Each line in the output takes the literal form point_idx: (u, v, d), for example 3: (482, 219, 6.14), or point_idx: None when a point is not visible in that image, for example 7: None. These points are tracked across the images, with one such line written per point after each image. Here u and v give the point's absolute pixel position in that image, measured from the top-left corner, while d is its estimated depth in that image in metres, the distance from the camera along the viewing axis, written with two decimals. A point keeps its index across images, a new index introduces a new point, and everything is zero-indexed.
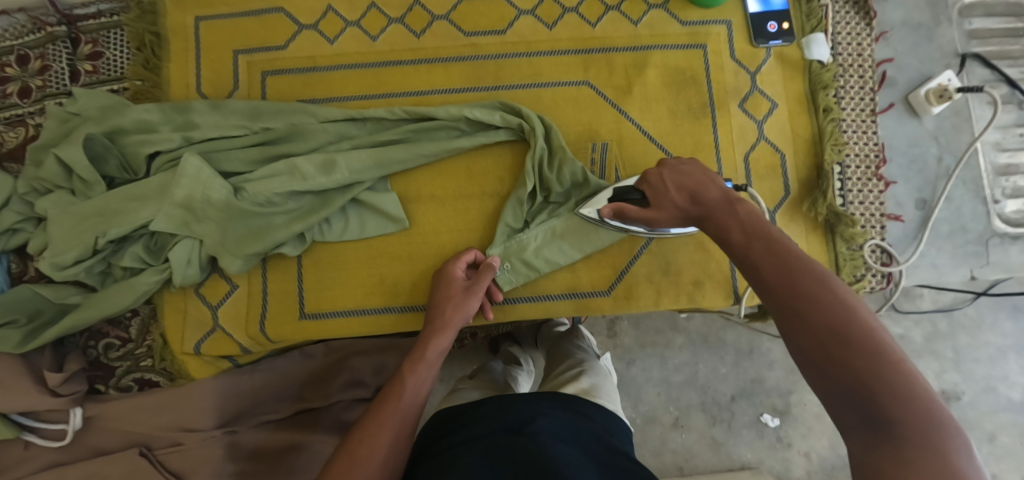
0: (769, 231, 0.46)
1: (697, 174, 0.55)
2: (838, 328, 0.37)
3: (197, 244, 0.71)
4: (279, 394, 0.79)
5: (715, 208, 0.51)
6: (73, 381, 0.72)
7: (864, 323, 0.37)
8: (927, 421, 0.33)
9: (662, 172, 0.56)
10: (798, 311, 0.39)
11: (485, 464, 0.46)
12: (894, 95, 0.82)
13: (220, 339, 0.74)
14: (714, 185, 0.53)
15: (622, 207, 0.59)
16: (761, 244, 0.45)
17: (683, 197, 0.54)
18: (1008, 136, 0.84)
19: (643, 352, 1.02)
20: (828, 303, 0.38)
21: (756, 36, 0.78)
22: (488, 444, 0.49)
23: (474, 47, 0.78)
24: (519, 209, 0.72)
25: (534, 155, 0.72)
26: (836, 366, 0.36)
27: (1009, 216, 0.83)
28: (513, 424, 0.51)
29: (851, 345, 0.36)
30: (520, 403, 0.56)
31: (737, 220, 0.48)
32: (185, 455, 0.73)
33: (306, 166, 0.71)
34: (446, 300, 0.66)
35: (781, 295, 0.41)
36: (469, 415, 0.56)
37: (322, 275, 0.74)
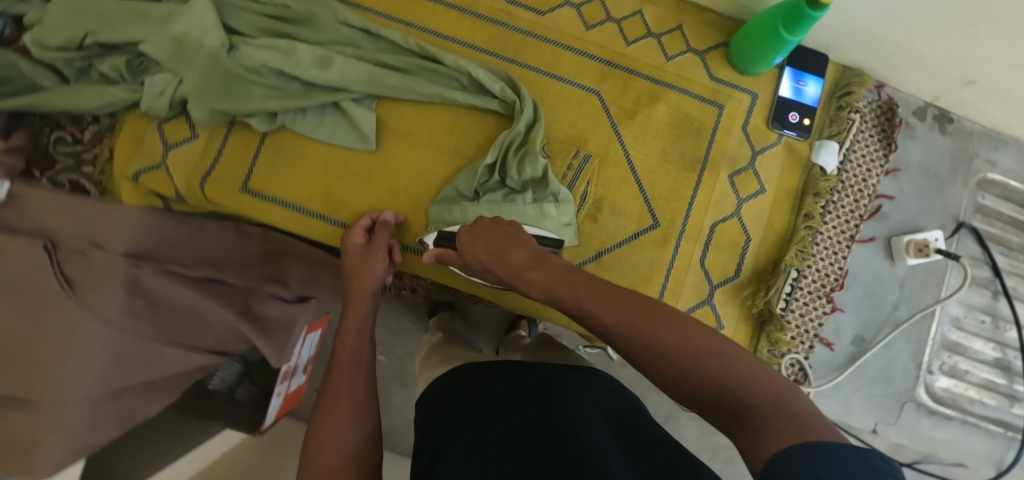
0: (582, 278, 0.50)
1: (505, 233, 0.57)
2: (687, 349, 0.41)
3: (175, 80, 0.72)
4: (196, 253, 0.82)
5: (529, 267, 0.53)
6: (13, 154, 0.74)
7: (699, 334, 0.42)
8: (777, 395, 0.37)
9: (475, 230, 0.59)
10: (645, 344, 0.43)
11: (499, 433, 0.48)
12: (879, 230, 0.82)
13: (160, 176, 0.75)
14: (521, 245, 0.55)
15: (441, 254, 0.63)
16: (586, 293, 0.48)
17: (492, 255, 0.56)
18: (970, 317, 0.83)
19: None
20: (667, 329, 0.42)
21: (774, 119, 0.78)
22: (500, 408, 0.52)
23: (509, 15, 0.78)
24: (472, 179, 0.73)
25: (509, 134, 0.72)
26: (695, 378, 0.40)
27: (936, 390, 0.82)
28: (536, 388, 0.53)
29: (697, 357, 0.40)
30: (542, 370, 0.57)
31: (554, 277, 0.51)
32: (83, 266, 0.73)
33: (304, 55, 0.72)
34: (351, 271, 0.69)
35: (626, 336, 0.44)
36: (476, 386, 0.59)
37: (278, 160, 0.75)
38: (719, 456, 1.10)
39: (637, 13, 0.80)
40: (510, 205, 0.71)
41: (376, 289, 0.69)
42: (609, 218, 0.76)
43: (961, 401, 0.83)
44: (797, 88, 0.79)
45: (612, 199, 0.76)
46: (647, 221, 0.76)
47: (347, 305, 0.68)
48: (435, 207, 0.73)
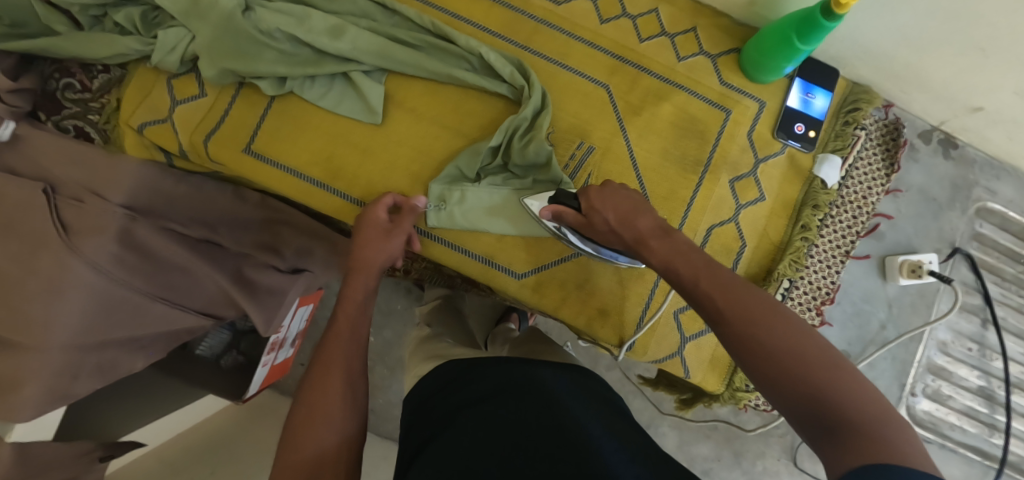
0: (708, 259, 0.49)
1: (635, 200, 0.56)
2: (799, 353, 0.40)
3: (188, 36, 0.73)
4: (193, 213, 0.82)
5: (653, 238, 0.52)
6: (19, 96, 0.74)
7: (815, 343, 0.41)
8: (884, 425, 0.36)
9: (604, 191, 0.57)
10: (754, 335, 0.42)
11: (495, 424, 0.49)
12: (874, 248, 0.82)
13: (165, 131, 0.75)
14: (647, 213, 0.55)
15: (558, 210, 0.62)
16: (705, 273, 0.47)
17: (613, 220, 0.56)
18: (957, 343, 0.83)
19: None
20: (786, 328, 0.42)
21: (779, 128, 0.79)
22: (486, 407, 0.51)
23: (525, 2, 0.79)
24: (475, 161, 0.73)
25: (515, 119, 0.72)
26: (800, 384, 0.39)
27: (918, 413, 0.82)
28: (522, 387, 0.53)
29: (810, 364, 0.40)
30: (527, 367, 0.57)
31: (678, 250, 0.51)
32: (81, 213, 0.74)
33: (317, 23, 0.73)
34: (365, 241, 0.66)
35: (736, 320, 0.43)
36: (466, 379, 0.58)
37: (282, 124, 0.75)
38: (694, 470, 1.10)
39: (652, 11, 0.80)
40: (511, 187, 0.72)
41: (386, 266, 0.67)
42: None
43: (941, 426, 0.83)
44: (805, 100, 0.79)
45: None
46: None
47: (350, 276, 0.65)
48: (436, 184, 0.73)
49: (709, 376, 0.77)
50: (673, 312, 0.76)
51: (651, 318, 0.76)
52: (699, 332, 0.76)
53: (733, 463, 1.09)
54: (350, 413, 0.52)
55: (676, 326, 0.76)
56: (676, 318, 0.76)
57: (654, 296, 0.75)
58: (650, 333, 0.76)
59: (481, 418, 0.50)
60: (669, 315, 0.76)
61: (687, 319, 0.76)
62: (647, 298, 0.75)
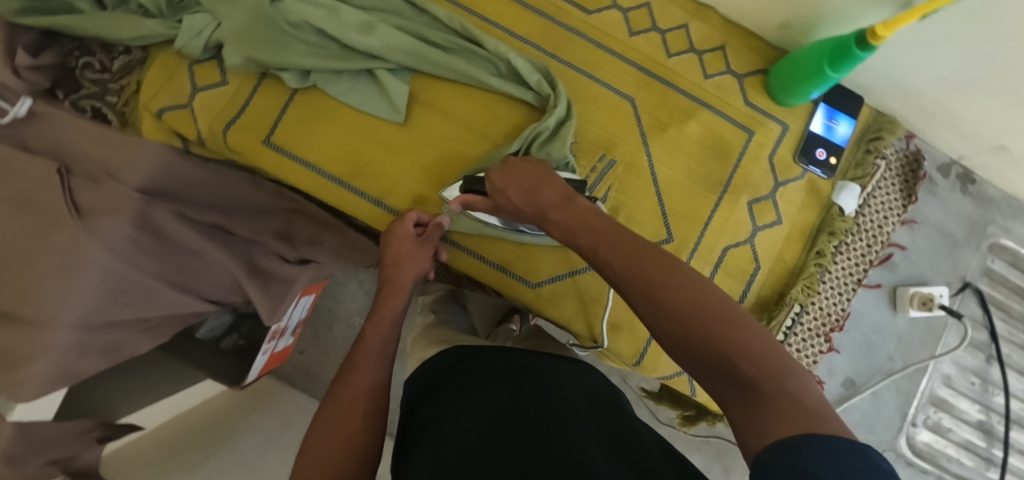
0: (608, 224, 0.52)
1: (536, 172, 0.59)
2: (694, 307, 0.41)
3: (214, 23, 0.72)
4: (207, 200, 0.82)
5: (552, 208, 0.56)
6: (38, 72, 0.73)
7: (714, 297, 0.42)
8: (780, 375, 0.37)
9: (503, 172, 0.60)
10: (653, 295, 0.43)
11: (477, 411, 0.48)
12: (886, 278, 0.82)
13: (184, 117, 0.74)
14: (551, 184, 0.58)
15: (466, 200, 0.66)
16: (605, 237, 0.50)
17: (520, 194, 0.58)
18: (961, 377, 0.84)
19: None
20: (679, 283, 0.43)
21: (801, 152, 0.79)
22: (484, 391, 0.51)
23: (557, 9, 0.78)
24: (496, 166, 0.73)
25: (537, 126, 0.71)
26: (699, 341, 0.40)
27: (918, 444, 0.83)
28: (516, 376, 0.53)
29: (705, 318, 0.40)
30: (526, 360, 0.57)
31: (578, 218, 0.54)
32: (95, 194, 0.73)
33: (348, 17, 0.72)
34: (398, 259, 0.67)
35: (635, 283, 0.45)
36: (465, 364, 0.58)
37: (305, 117, 0.75)
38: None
39: (683, 27, 0.79)
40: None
41: (416, 283, 0.68)
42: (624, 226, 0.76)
43: (938, 457, 0.84)
44: (829, 126, 0.79)
45: (631, 207, 0.76)
46: (662, 236, 0.76)
47: (381, 293, 0.66)
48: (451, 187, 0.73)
49: (716, 396, 0.78)
50: None
51: None
52: None
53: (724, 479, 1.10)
54: (373, 429, 0.53)
55: None
56: None
57: None
58: (659, 351, 0.76)
59: (470, 402, 0.49)
60: None
61: None
62: None
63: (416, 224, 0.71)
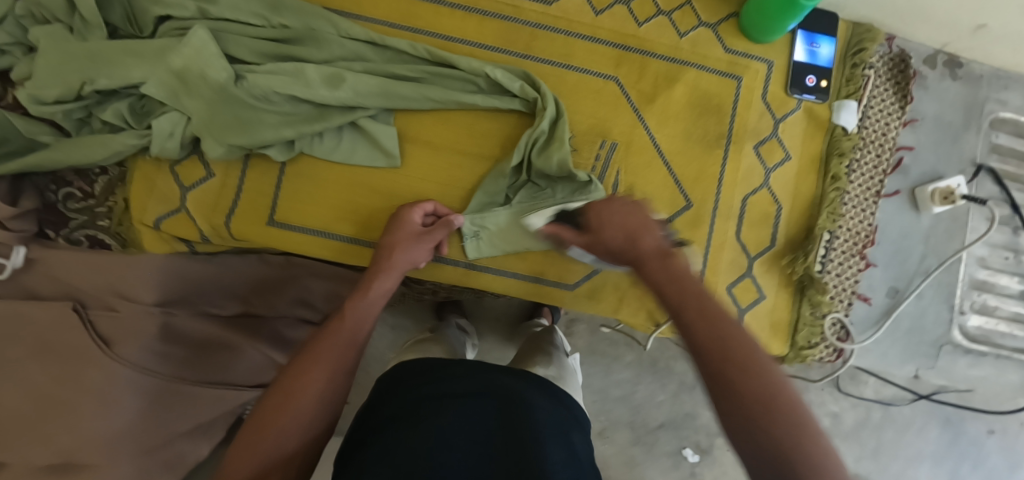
0: (702, 291, 0.44)
1: (636, 216, 0.51)
2: (767, 401, 0.37)
3: (183, 120, 0.69)
4: (225, 290, 0.79)
5: (650, 257, 0.48)
6: (24, 218, 0.71)
7: (785, 392, 0.37)
8: None
9: (602, 212, 0.53)
10: (724, 374, 0.39)
11: (459, 430, 0.44)
12: (902, 182, 0.83)
13: (181, 221, 0.72)
14: (649, 231, 0.50)
15: (559, 230, 0.59)
16: (696, 301, 0.43)
17: (620, 237, 0.51)
18: (994, 255, 0.86)
19: (589, 359, 1.06)
20: (754, 371, 0.38)
21: (792, 84, 0.78)
22: (463, 411, 0.46)
23: (516, 9, 0.76)
24: (501, 186, 0.72)
25: (532, 133, 0.70)
26: (762, 437, 0.36)
27: (970, 329, 0.85)
28: (498, 397, 0.48)
29: (774, 413, 0.36)
30: (501, 378, 0.52)
31: (673, 274, 0.46)
32: (115, 322, 0.71)
33: (314, 75, 0.70)
34: (394, 242, 0.65)
35: (713, 356, 0.40)
36: (443, 372, 0.53)
37: (300, 187, 0.73)
38: None
39: None
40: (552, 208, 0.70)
41: (406, 272, 0.65)
42: None
43: (993, 337, 0.86)
44: (811, 51, 0.79)
45: (642, 184, 0.76)
46: (679, 203, 0.76)
47: (372, 272, 0.62)
48: (468, 215, 0.71)
49: (773, 341, 0.77)
50: (726, 287, 0.77)
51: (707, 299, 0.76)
52: (755, 300, 0.77)
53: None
54: (327, 407, 0.49)
55: (732, 300, 0.77)
56: (729, 293, 0.77)
57: (704, 276, 0.76)
58: None
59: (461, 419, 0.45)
60: (723, 291, 0.76)
61: (741, 291, 0.77)
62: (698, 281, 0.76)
63: (431, 214, 0.71)
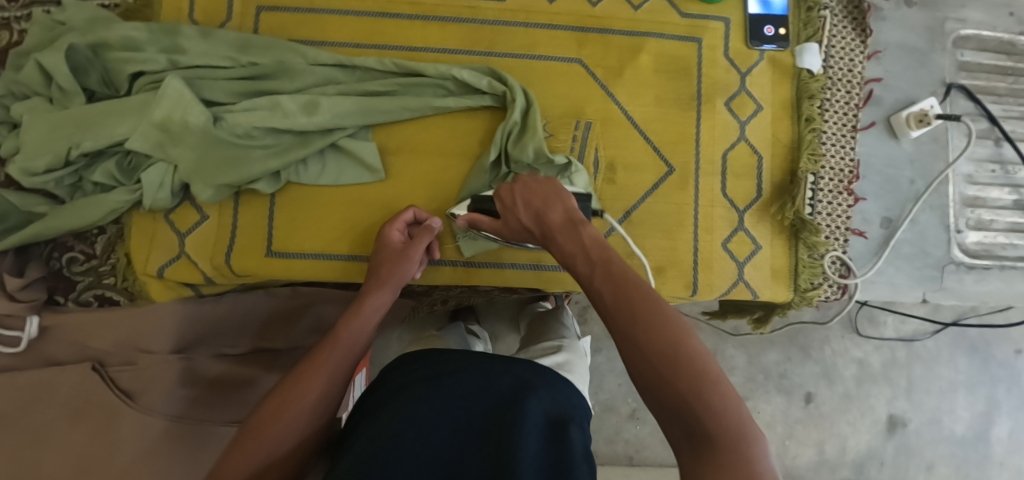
0: (609, 254, 0.47)
1: (544, 192, 0.56)
2: (668, 352, 0.38)
3: (171, 169, 0.71)
4: (239, 328, 0.80)
5: (560, 229, 0.52)
6: (32, 288, 0.73)
7: (688, 344, 0.39)
8: (741, 440, 0.35)
9: (514, 189, 0.58)
10: (625, 326, 0.41)
11: (444, 404, 0.44)
12: (877, 114, 0.84)
13: (185, 266, 0.74)
14: (558, 204, 0.55)
15: (473, 218, 0.64)
16: (602, 266, 0.46)
17: (528, 213, 0.56)
18: (981, 170, 0.86)
19: (610, 342, 1.08)
20: (650, 322, 0.40)
21: (751, 36, 0.80)
22: (450, 384, 0.47)
23: (473, 9, 0.78)
24: (484, 181, 0.74)
25: (506, 125, 0.73)
26: (667, 389, 0.38)
27: (970, 246, 0.85)
28: (484, 374, 0.48)
29: (677, 364, 0.38)
30: (490, 360, 0.51)
31: (581, 242, 0.49)
32: (137, 374, 0.73)
33: (290, 105, 0.71)
34: (385, 260, 0.66)
35: (618, 315, 0.42)
36: (437, 358, 0.54)
37: (294, 215, 0.75)
38: (771, 376, 1.07)
39: None
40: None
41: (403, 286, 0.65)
42: (626, 176, 0.77)
43: (995, 250, 0.86)
44: (764, 2, 0.81)
45: (623, 157, 0.77)
46: (662, 168, 0.77)
47: (368, 289, 0.62)
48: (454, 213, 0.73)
49: (776, 288, 0.78)
50: (722, 243, 0.78)
51: (705, 257, 0.77)
52: (752, 252, 0.78)
53: (803, 358, 1.08)
54: (321, 411, 0.50)
55: (729, 255, 0.78)
56: (726, 249, 0.78)
57: (699, 237, 0.77)
58: (709, 272, 0.77)
59: (450, 397, 0.45)
60: (719, 248, 0.77)
61: (737, 245, 0.78)
62: (693, 241, 0.77)
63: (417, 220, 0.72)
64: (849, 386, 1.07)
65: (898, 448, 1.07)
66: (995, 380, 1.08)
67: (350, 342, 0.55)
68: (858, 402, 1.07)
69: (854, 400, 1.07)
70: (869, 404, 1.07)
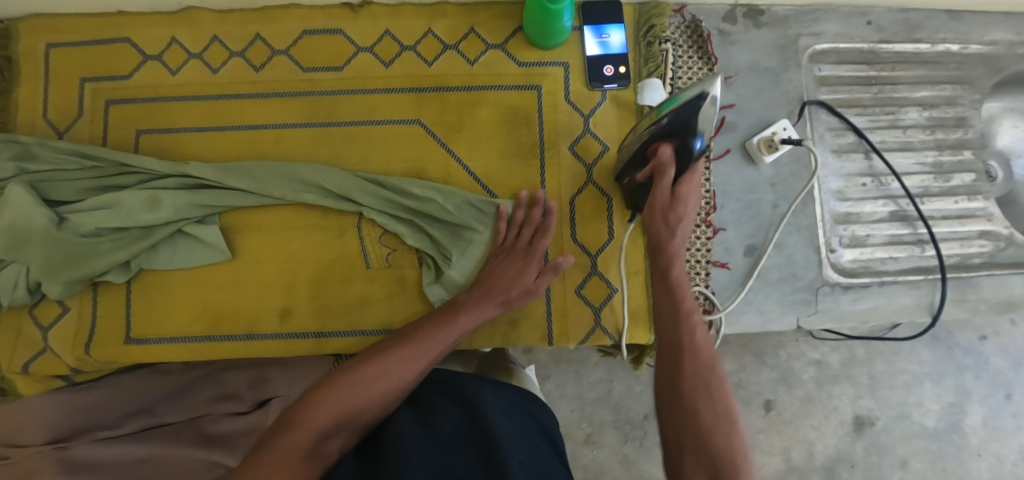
0: (686, 303, 0.59)
1: (687, 206, 0.65)
2: (703, 400, 0.52)
3: (24, 268, 0.73)
4: (123, 409, 0.79)
5: (670, 241, 0.63)
6: None
7: (728, 409, 0.52)
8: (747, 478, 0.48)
9: (679, 189, 0.65)
10: (670, 373, 0.55)
11: (424, 433, 0.54)
12: (732, 140, 0.83)
13: (48, 360, 0.77)
14: (684, 225, 0.65)
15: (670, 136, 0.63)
16: (676, 312, 0.59)
17: (664, 217, 0.64)
18: (851, 185, 0.85)
19: (557, 367, 1.03)
20: (699, 376, 0.53)
21: (590, 79, 0.80)
22: (436, 413, 0.57)
23: (311, 82, 0.80)
24: (425, 246, 0.75)
25: (402, 188, 0.75)
26: (689, 428, 0.51)
27: (845, 265, 0.83)
28: (464, 399, 0.58)
29: (708, 408, 0.51)
30: (469, 379, 0.63)
31: (671, 262, 0.62)
32: (12, 468, 0.73)
33: (131, 201, 0.73)
34: (506, 264, 0.70)
35: (672, 367, 0.55)
36: (433, 386, 0.63)
37: (149, 300, 0.77)
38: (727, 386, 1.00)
39: (429, 33, 0.81)
40: (475, 247, 0.74)
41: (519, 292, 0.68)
42: None
43: (873, 265, 0.84)
44: (602, 42, 0.80)
45: None
46: None
47: (472, 294, 0.68)
48: (455, 268, 0.74)
49: (636, 330, 0.77)
50: (575, 290, 0.77)
51: (558, 305, 0.77)
52: (608, 296, 0.77)
53: (758, 365, 1.01)
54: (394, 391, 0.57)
55: (584, 301, 0.77)
56: (580, 296, 0.77)
57: (550, 285, 0.77)
58: (564, 320, 0.76)
59: (437, 421, 0.56)
60: (573, 295, 0.77)
61: (591, 290, 0.77)
62: (545, 290, 0.77)
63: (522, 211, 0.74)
64: (809, 389, 1.00)
65: (868, 449, 0.99)
66: (961, 368, 1.01)
67: (452, 335, 0.63)
68: (821, 404, 1.00)
69: (817, 403, 1.00)
70: (832, 405, 1.00)
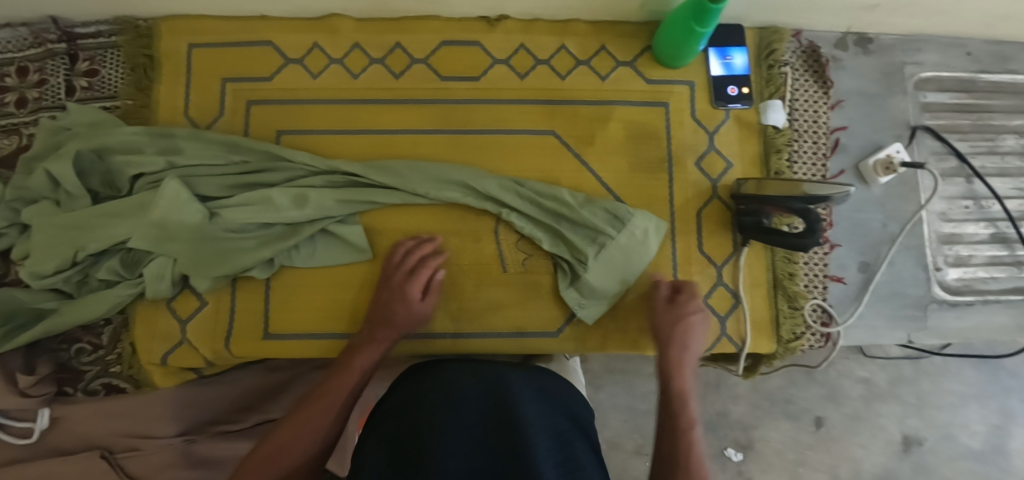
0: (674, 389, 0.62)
1: (701, 321, 0.69)
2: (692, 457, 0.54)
3: (170, 261, 0.75)
4: (236, 406, 0.82)
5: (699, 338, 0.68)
6: (43, 383, 0.76)
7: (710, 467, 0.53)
8: None
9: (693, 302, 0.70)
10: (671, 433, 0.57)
11: (452, 427, 0.44)
12: (846, 161, 0.86)
13: (186, 353, 0.78)
14: (691, 335, 0.68)
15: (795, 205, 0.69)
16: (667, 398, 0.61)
17: (704, 317, 0.69)
18: (954, 207, 0.88)
19: (612, 377, 0.99)
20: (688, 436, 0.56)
21: (715, 97, 0.84)
22: (461, 401, 0.47)
23: (446, 90, 0.83)
24: (560, 251, 0.76)
25: (541, 196, 0.77)
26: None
27: (950, 283, 0.86)
28: (488, 382, 0.50)
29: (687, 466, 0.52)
30: (496, 365, 0.54)
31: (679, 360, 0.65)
32: (141, 460, 0.75)
33: (279, 200, 0.75)
34: (388, 299, 0.71)
35: (673, 427, 0.57)
36: (444, 370, 0.54)
37: (286, 297, 0.78)
38: (776, 402, 1.00)
39: (561, 48, 0.84)
40: (609, 250, 0.75)
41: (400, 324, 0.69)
42: None
43: (976, 284, 0.87)
44: (726, 63, 0.84)
45: None
46: None
47: (369, 328, 0.69)
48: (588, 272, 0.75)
49: (760, 340, 0.80)
50: (703, 298, 0.80)
51: None
52: (732, 305, 0.80)
53: (808, 382, 1.00)
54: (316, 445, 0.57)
55: (710, 310, 0.80)
56: (707, 304, 0.80)
57: None
58: None
59: (457, 411, 0.46)
60: (700, 303, 0.80)
61: (718, 300, 0.80)
62: None
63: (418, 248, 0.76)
64: (857, 407, 0.99)
65: (915, 470, 0.98)
66: (1007, 390, 1.00)
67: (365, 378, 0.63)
68: (868, 423, 0.99)
69: (864, 422, 0.99)
70: (879, 424, 0.99)
